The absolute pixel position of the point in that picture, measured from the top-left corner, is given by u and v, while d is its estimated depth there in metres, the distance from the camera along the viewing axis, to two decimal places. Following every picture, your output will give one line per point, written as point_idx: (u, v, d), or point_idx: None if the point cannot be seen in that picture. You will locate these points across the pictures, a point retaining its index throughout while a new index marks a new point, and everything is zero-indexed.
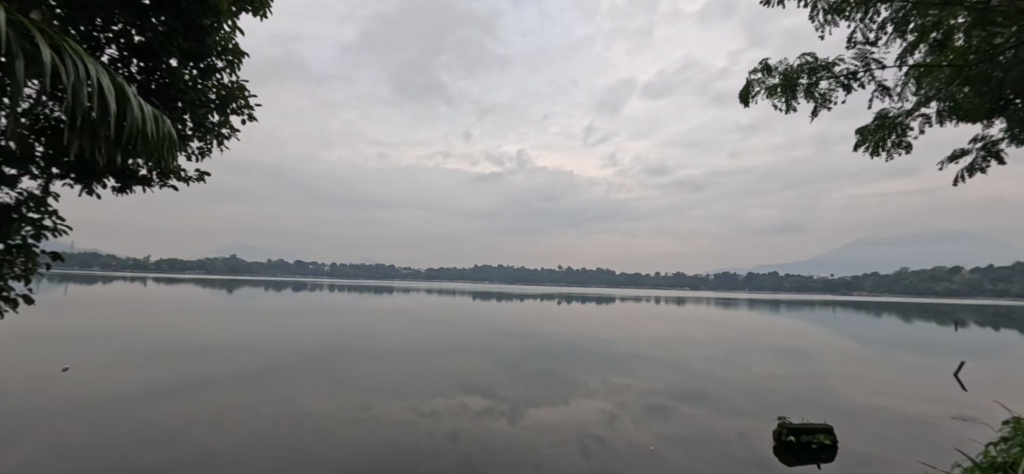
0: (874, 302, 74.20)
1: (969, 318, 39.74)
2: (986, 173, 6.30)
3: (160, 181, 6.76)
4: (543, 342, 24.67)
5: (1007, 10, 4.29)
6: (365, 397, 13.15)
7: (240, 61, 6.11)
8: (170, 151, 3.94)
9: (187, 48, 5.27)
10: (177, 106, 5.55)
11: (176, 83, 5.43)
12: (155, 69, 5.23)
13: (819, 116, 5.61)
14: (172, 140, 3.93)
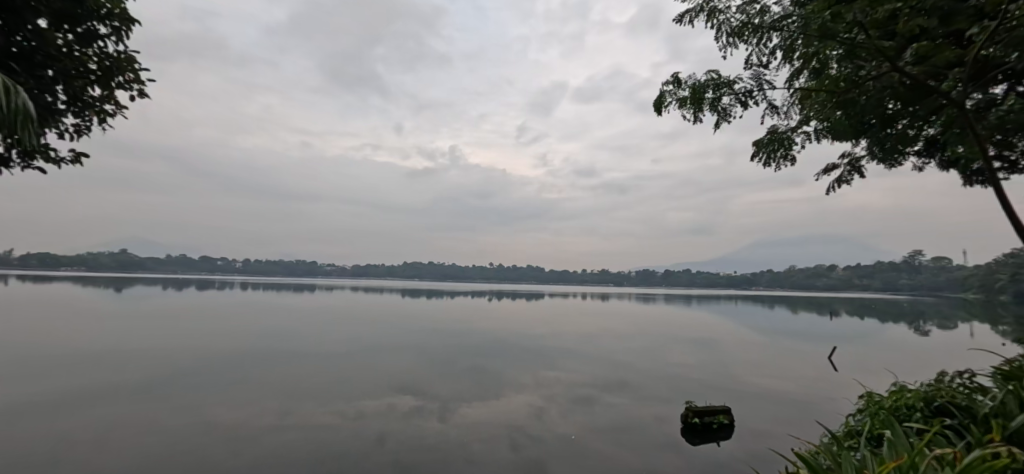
0: (773, 295, 82.68)
1: (844, 310, 45.70)
2: (850, 186, 7.46)
3: (22, 161, 6.10)
4: (474, 339, 24.92)
5: (868, 47, 5.11)
6: (282, 403, 12.57)
7: (129, 29, 5.71)
8: (29, 127, 3.65)
9: (58, 7, 4.85)
10: (44, 74, 5.10)
11: (45, 48, 4.99)
12: (16, 30, 4.75)
13: (719, 127, 6.31)
14: (32, 112, 3.64)
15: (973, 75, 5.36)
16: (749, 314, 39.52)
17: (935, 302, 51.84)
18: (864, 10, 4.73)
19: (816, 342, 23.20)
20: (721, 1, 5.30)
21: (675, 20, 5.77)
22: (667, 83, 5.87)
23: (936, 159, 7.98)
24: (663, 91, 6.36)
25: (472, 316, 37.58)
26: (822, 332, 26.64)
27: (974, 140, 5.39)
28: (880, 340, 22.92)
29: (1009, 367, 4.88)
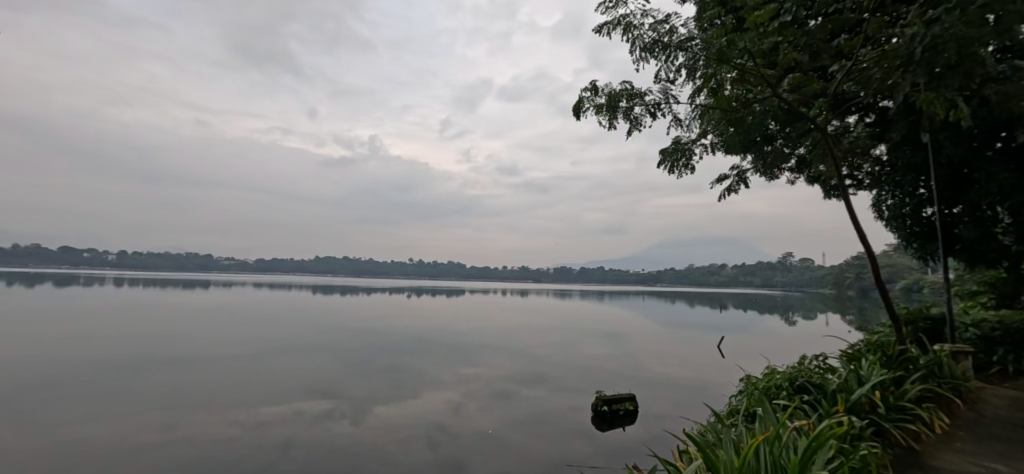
0: (676, 291, 90.04)
1: (733, 303, 51.18)
2: (737, 196, 8.49)
3: None
4: (392, 337, 24.44)
5: (754, 75, 5.82)
6: (171, 414, 11.48)
7: None
8: None
9: None
10: None
11: None
12: None
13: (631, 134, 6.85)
14: None
15: (832, 105, 6.36)
16: (654, 307, 42.85)
17: (803, 296, 59.96)
18: (752, 41, 5.41)
19: (710, 332, 25.78)
20: (636, 17, 5.77)
21: (596, 31, 6.16)
22: (585, 88, 6.25)
23: (804, 174, 9.32)
24: (581, 97, 6.77)
25: (389, 312, 36.70)
26: (713, 323, 29.68)
27: (831, 159, 6.41)
28: (760, 330, 26.07)
29: (849, 349, 5.95)
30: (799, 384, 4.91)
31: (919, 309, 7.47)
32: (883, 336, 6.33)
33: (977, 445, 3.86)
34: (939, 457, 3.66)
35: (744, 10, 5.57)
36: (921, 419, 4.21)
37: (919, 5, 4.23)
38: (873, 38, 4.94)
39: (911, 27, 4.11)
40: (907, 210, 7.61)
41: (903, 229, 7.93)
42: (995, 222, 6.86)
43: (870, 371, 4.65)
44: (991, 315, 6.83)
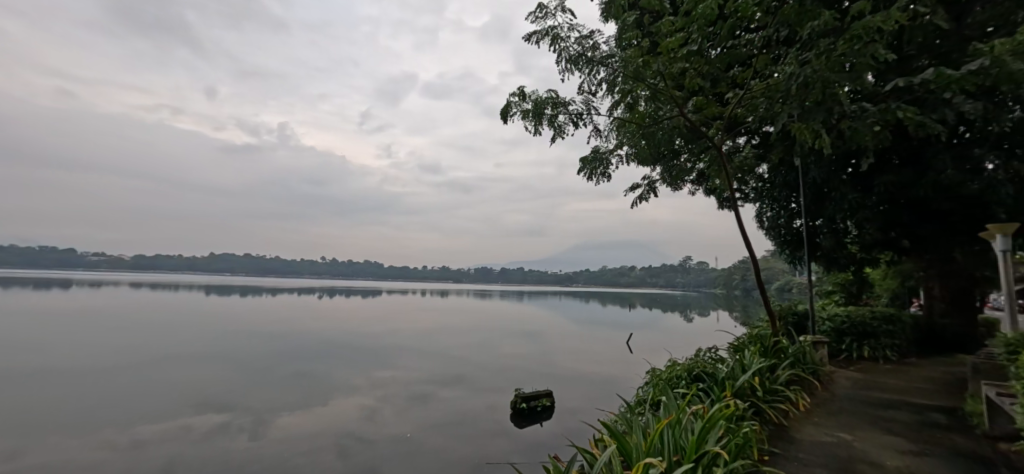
0: (590, 290, 94.53)
1: (641, 302, 54.97)
2: (647, 204, 9.27)
3: None
4: (301, 341, 23.11)
5: (664, 95, 6.42)
6: (24, 439, 9.95)
7: None
8: None
9: None
10: None
11: None
12: None
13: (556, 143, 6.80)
14: None
15: (726, 127, 7.22)
16: (569, 307, 44.84)
17: (701, 296, 66.03)
18: (663, 65, 5.98)
19: (620, 329, 27.53)
20: (563, 30, 6.13)
21: (526, 39, 6.39)
22: (513, 94, 6.46)
23: (702, 186, 10.41)
24: (509, 101, 6.60)
25: (300, 315, 34.57)
26: (623, 321, 31.69)
27: (724, 174, 7.28)
28: (663, 326, 28.32)
29: (735, 341, 6.78)
30: (696, 374, 5.50)
31: (791, 306, 8.67)
32: (762, 330, 7.29)
33: (829, 419, 4.68)
34: (801, 431, 4.37)
35: (657, 35, 6.12)
36: (789, 399, 4.99)
37: (795, 49, 4.99)
38: (760, 71, 5.71)
39: (789, 66, 4.84)
40: (782, 221, 8.84)
41: (778, 238, 9.18)
42: (845, 234, 8.21)
43: (752, 359, 5.39)
44: (843, 311, 8.14)
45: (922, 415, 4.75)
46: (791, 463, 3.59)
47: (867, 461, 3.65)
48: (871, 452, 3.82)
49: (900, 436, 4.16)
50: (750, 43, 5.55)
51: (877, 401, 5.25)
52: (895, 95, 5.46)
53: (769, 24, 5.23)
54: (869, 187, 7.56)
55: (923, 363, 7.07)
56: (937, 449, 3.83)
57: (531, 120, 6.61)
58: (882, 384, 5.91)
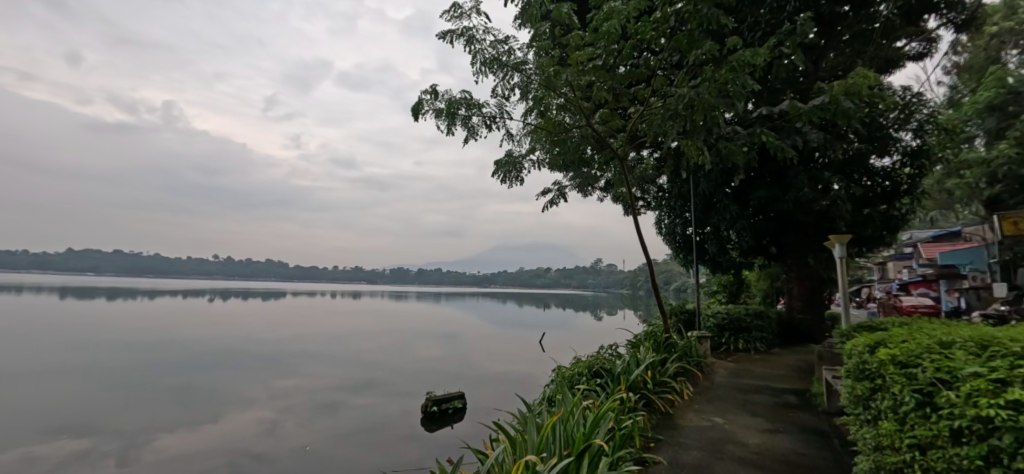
0: (506, 291, 96.03)
1: (554, 303, 56.97)
2: (556, 208, 9.64)
3: None
4: (187, 350, 20.76)
5: (573, 106, 6.74)
6: None
7: None
8: None
9: None
10: None
11: None
12: None
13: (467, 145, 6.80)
14: None
15: (629, 139, 7.78)
16: (485, 307, 45.19)
17: (609, 296, 69.94)
18: (572, 75, 6.30)
19: (533, 329, 28.31)
20: (478, 32, 6.20)
21: (440, 37, 6.33)
22: (425, 91, 6.34)
23: (609, 193, 11.05)
24: (420, 98, 6.47)
25: (186, 320, 30.99)
26: (537, 321, 32.60)
27: (626, 183, 7.83)
28: (573, 325, 29.61)
29: (632, 338, 7.30)
30: (595, 370, 5.83)
31: (681, 306, 9.55)
32: (656, 327, 7.93)
33: (706, 405, 5.25)
34: (684, 418, 4.84)
35: (568, 48, 6.41)
36: (675, 390, 5.49)
37: (685, 72, 5.53)
38: (657, 90, 6.23)
39: (680, 88, 5.35)
40: (676, 228, 9.68)
41: (674, 243, 10.06)
42: (727, 241, 9.24)
43: (646, 355, 5.85)
44: (724, 309, 9.11)
45: (779, 397, 5.50)
46: (672, 447, 3.96)
47: (735, 440, 4.14)
48: (737, 432, 4.34)
49: (761, 417, 4.79)
50: (649, 64, 6.05)
51: (745, 387, 5.99)
52: (763, 120, 6.28)
53: (664, 47, 5.74)
54: (745, 200, 8.59)
55: (784, 352, 8.17)
56: (789, 427, 4.45)
57: (443, 120, 6.56)
58: (752, 372, 6.74)
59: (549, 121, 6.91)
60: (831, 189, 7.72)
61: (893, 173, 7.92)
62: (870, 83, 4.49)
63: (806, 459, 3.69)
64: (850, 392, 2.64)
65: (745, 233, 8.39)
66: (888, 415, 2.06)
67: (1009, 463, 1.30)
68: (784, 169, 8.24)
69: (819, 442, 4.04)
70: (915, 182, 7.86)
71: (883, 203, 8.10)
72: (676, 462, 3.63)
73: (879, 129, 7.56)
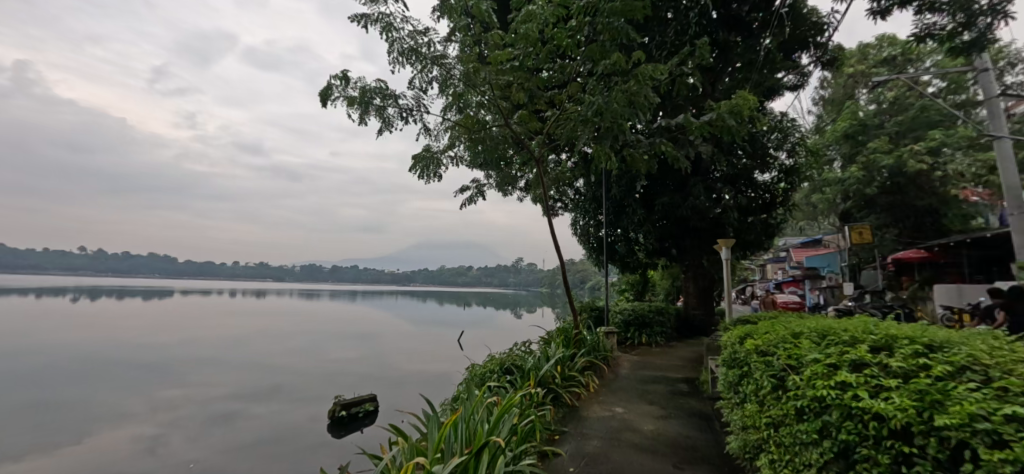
0: (426, 289, 94.41)
1: (474, 301, 57.03)
2: (475, 206, 9.65)
3: None
4: (44, 359, 17.77)
5: (493, 106, 6.76)
6: None
7: None
8: None
9: None
10: None
11: None
12: None
13: (381, 136, 6.52)
14: None
15: (546, 142, 8.00)
16: (403, 306, 44.13)
17: (528, 293, 71.56)
18: (491, 74, 6.35)
19: (451, 326, 28.13)
20: (396, 20, 6.00)
21: (354, 21, 6.01)
22: (336, 76, 6.00)
23: (527, 193, 11.27)
24: (329, 83, 6.10)
25: (44, 323, 26.57)
26: (455, 319, 32.46)
27: (543, 184, 8.05)
28: (491, 323, 29.88)
29: (545, 335, 7.52)
30: (506, 367, 5.92)
31: (592, 303, 10.04)
32: (568, 324, 8.25)
33: (609, 396, 5.58)
34: (588, 409, 5.09)
35: (488, 46, 6.42)
36: (581, 383, 5.76)
37: (596, 81, 5.81)
38: (572, 97, 6.47)
39: (592, 95, 5.61)
40: (590, 230, 10.14)
41: (587, 243, 10.55)
42: (635, 242, 9.86)
43: (556, 350, 6.06)
44: (631, 306, 9.70)
45: (673, 385, 6.00)
46: (575, 438, 4.14)
47: (633, 427, 4.44)
48: (635, 420, 4.65)
49: (656, 404, 5.18)
50: (565, 70, 6.26)
51: (644, 377, 6.45)
52: (664, 132, 6.80)
53: (578, 56, 5.98)
54: (651, 206, 9.24)
55: (681, 345, 8.91)
56: (680, 412, 4.87)
57: (356, 108, 6.25)
58: (651, 364, 7.27)
59: (468, 118, 6.89)
60: (723, 198, 8.55)
61: (772, 186, 8.97)
62: (751, 105, 5.04)
63: (692, 441, 4.05)
64: (725, 378, 2.94)
65: (650, 236, 9.03)
66: (752, 399, 2.32)
67: (835, 434, 1.52)
68: (684, 178, 8.98)
69: (703, 425, 4.47)
70: (788, 195, 8.99)
71: (764, 212, 9.13)
72: (576, 452, 3.80)
73: (761, 148, 8.52)
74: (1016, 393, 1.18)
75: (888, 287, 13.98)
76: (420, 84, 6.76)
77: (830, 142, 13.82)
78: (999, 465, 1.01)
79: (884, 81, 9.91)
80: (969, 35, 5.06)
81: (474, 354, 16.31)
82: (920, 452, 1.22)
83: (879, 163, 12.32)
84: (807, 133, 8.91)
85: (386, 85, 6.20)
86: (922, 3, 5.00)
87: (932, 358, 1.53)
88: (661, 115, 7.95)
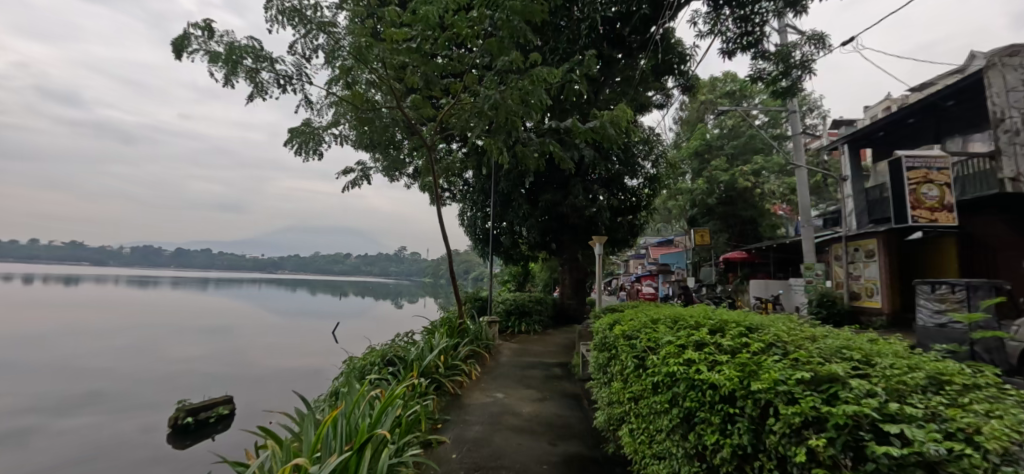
0: (296, 277, 86.94)
1: (351, 291, 54.14)
2: (358, 190, 9.16)
3: None
4: None
5: (386, 86, 6.48)
6: None
7: None
8: None
9: None
10: None
11: None
12: None
13: (251, 103, 5.82)
14: None
15: (438, 130, 7.93)
16: (269, 293, 40.28)
17: (410, 284, 70.05)
18: (385, 52, 6.00)
19: (326, 317, 26.43)
20: None
21: None
22: (195, 26, 5.23)
23: (414, 181, 11.04)
24: (188, 32, 5.28)
25: None
26: (330, 310, 30.52)
27: (432, 172, 7.96)
28: (370, 313, 28.75)
29: (428, 325, 7.50)
30: (388, 359, 5.79)
31: (476, 294, 10.21)
32: (451, 314, 8.31)
33: (490, 383, 5.79)
34: (470, 397, 5.24)
35: (383, 22, 6.11)
36: (464, 371, 5.90)
37: (493, 75, 5.91)
38: (467, 87, 6.48)
39: (487, 89, 5.70)
40: (477, 221, 10.32)
41: (473, 234, 10.72)
42: (519, 235, 10.26)
43: (439, 340, 6.09)
44: (512, 296, 10.12)
45: (548, 370, 6.45)
46: (457, 425, 4.26)
47: (512, 411, 4.70)
48: (514, 404, 4.92)
49: (532, 388, 5.52)
50: (462, 60, 6.24)
51: (522, 364, 6.82)
52: (553, 133, 7.19)
53: (477, 47, 6.03)
54: (535, 202, 9.72)
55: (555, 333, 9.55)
56: (555, 394, 5.27)
57: (220, 67, 5.48)
58: (529, 351, 7.69)
59: (356, 95, 6.51)
60: (598, 199, 9.34)
61: (638, 192, 10.06)
62: (627, 118, 5.57)
63: (563, 419, 4.44)
64: (595, 361, 3.28)
65: (533, 230, 9.48)
66: (617, 377, 2.64)
67: (681, 403, 1.82)
68: (566, 178, 9.62)
69: (574, 404, 4.90)
70: (650, 200, 10.16)
71: (631, 214, 10.16)
72: (459, 439, 3.91)
73: (632, 157, 9.50)
74: (803, 362, 1.54)
75: (721, 281, 16.57)
76: (302, 50, 6.18)
77: (684, 157, 15.89)
78: (791, 418, 1.32)
79: (726, 110, 11.69)
80: (786, 82, 6.23)
81: (350, 346, 15.55)
82: (741, 412, 1.53)
83: (720, 178, 14.51)
84: (668, 148, 10.18)
85: (259, 46, 5.55)
86: (758, 51, 6.02)
87: (751, 337, 1.91)
88: (549, 116, 8.44)
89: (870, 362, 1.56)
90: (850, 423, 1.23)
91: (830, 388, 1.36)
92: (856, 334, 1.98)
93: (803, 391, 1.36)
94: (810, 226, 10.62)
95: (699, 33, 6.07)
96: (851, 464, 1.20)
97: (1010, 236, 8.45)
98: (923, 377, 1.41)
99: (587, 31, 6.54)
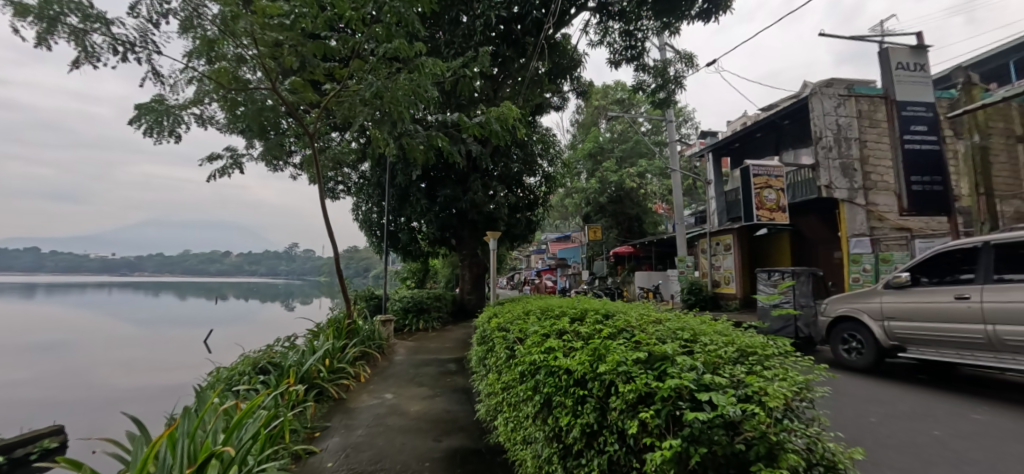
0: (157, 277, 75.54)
1: (228, 291, 48.48)
2: (228, 179, 8.17)
3: None
4: None
5: (259, 65, 5.83)
6: None
7: None
8: None
9: None
10: None
11: None
12: None
13: (74, 69, 4.82)
14: None
15: (324, 118, 7.41)
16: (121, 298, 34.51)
17: (299, 283, 64.82)
18: (254, 26, 5.38)
19: (195, 321, 23.33)
20: None
21: None
22: None
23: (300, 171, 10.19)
24: None
25: None
26: (201, 314, 27.05)
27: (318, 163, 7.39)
28: (250, 316, 26.06)
29: (314, 327, 6.99)
30: (261, 366, 5.27)
31: (370, 292, 9.76)
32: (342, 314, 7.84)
33: (380, 384, 5.59)
34: (356, 400, 5.00)
35: None
36: (350, 374, 5.61)
37: (378, 62, 5.66)
38: (354, 73, 6.09)
39: (371, 77, 5.46)
40: (372, 216, 9.90)
41: (367, 229, 10.24)
42: (417, 231, 10.03)
43: (323, 342, 5.69)
44: (409, 294, 9.87)
45: (442, 366, 6.40)
46: (339, 431, 4.03)
47: (400, 410, 4.58)
48: (403, 403, 4.80)
49: (424, 386, 5.44)
50: (349, 45, 5.89)
51: (417, 362, 6.69)
52: (446, 127, 7.10)
53: (364, 32, 5.71)
54: (433, 197, 9.56)
55: (453, 329, 9.50)
56: (446, 390, 5.25)
57: (31, 22, 4.46)
58: (424, 348, 7.57)
59: (222, 73, 5.76)
60: (496, 195, 9.48)
61: (535, 189, 10.41)
62: (515, 116, 5.70)
63: (452, 413, 4.45)
64: (476, 355, 3.32)
65: (431, 225, 9.33)
66: (493, 369, 2.69)
67: (542, 389, 1.90)
68: (465, 174, 9.61)
69: (464, 398, 4.93)
70: (544, 198, 10.56)
71: (528, 210, 10.45)
72: (338, 446, 3.70)
73: (528, 156, 9.79)
74: (643, 343, 1.71)
75: (610, 273, 17.86)
76: (148, 13, 5.29)
77: (579, 158, 16.83)
78: (628, 394, 1.46)
79: (615, 115, 12.59)
80: (663, 94, 6.88)
81: (219, 356, 13.82)
82: (591, 393, 1.65)
83: (609, 178, 15.63)
84: (562, 149, 10.67)
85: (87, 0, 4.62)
86: (639, 63, 6.55)
87: (606, 324, 2.06)
88: (446, 110, 8.36)
89: (696, 340, 1.78)
90: (673, 394, 1.39)
91: (660, 365, 1.52)
92: (694, 317, 2.24)
93: (639, 370, 1.51)
94: (681, 223, 11.89)
95: (590, 41, 6.51)
96: (674, 430, 1.35)
97: (823, 232, 10.13)
98: (735, 351, 1.65)
99: (482, 29, 6.56)
